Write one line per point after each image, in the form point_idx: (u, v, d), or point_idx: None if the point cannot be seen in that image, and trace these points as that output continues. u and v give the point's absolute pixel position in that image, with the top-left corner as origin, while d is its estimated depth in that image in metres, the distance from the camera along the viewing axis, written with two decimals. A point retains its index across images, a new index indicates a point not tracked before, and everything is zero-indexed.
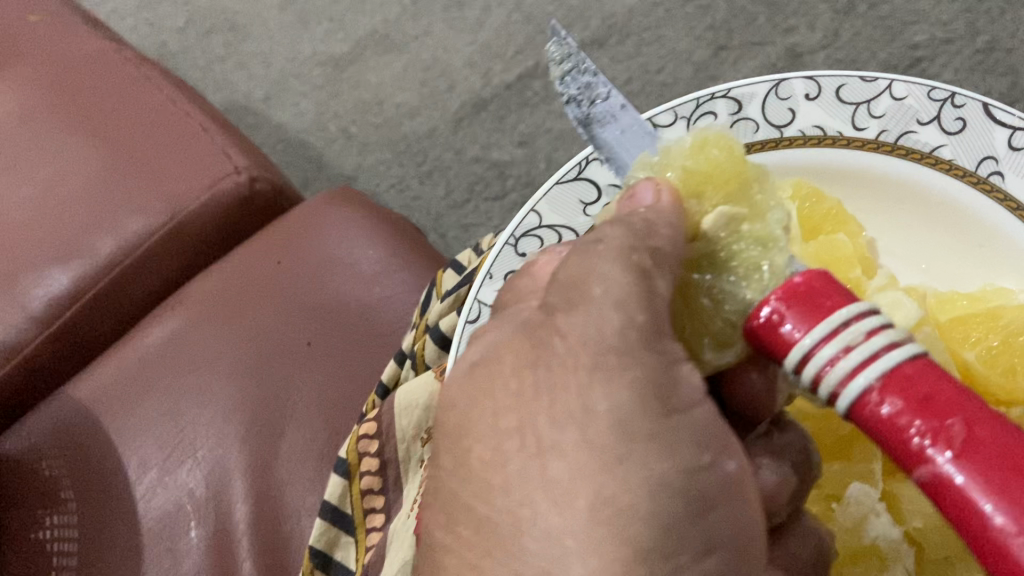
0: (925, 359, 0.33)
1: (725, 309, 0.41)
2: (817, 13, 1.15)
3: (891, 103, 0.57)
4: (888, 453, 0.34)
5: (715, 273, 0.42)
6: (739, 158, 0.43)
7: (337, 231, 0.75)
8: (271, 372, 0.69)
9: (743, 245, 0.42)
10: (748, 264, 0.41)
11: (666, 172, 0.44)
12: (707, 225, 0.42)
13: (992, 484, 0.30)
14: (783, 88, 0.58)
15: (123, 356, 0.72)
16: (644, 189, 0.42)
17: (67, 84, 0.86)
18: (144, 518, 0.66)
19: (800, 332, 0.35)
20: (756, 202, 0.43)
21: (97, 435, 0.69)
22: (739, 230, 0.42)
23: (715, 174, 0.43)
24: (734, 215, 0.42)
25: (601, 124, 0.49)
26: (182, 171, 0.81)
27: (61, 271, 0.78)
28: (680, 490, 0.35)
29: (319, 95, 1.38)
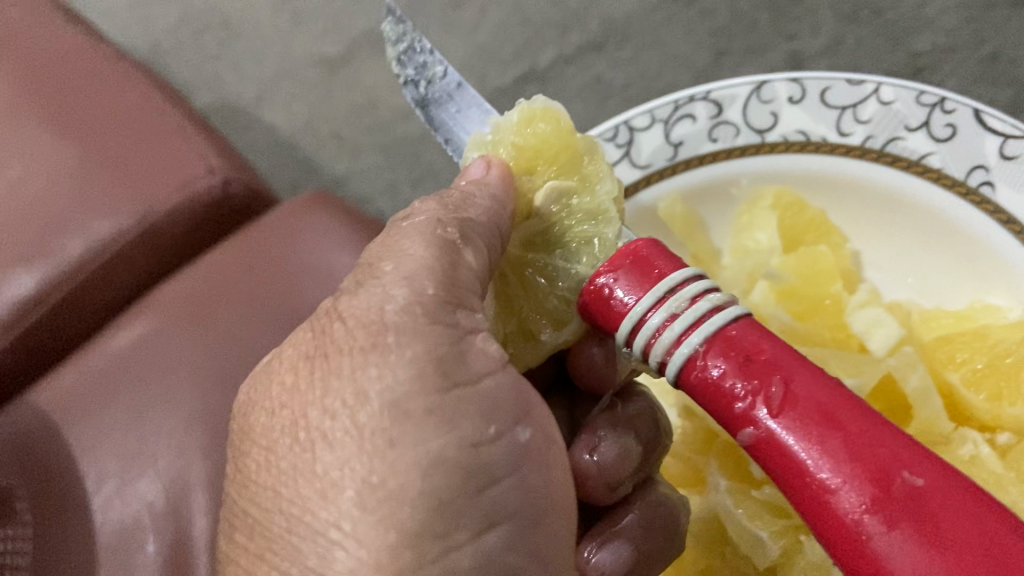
0: (745, 319, 0.38)
1: (558, 286, 0.47)
2: (819, 19, 1.13)
3: (878, 108, 0.63)
4: (711, 412, 0.38)
5: (548, 252, 0.48)
6: (565, 131, 0.48)
7: (314, 239, 0.73)
8: (238, 382, 0.67)
9: (574, 219, 0.47)
10: (579, 239, 0.47)
11: (499, 148, 0.49)
12: (538, 202, 0.48)
13: (810, 438, 0.34)
14: (767, 91, 0.66)
15: (87, 362, 0.69)
16: (473, 166, 0.48)
17: (42, 81, 0.83)
18: (100, 531, 0.63)
19: (627, 303, 0.39)
20: (584, 171, 0.48)
21: (56, 444, 0.66)
22: (569, 204, 0.48)
23: (543, 151, 0.48)
24: (561, 189, 0.48)
25: (437, 104, 0.58)
26: (156, 171, 0.79)
27: (29, 273, 0.75)
28: (462, 467, 0.39)
29: (311, 96, 1.35)
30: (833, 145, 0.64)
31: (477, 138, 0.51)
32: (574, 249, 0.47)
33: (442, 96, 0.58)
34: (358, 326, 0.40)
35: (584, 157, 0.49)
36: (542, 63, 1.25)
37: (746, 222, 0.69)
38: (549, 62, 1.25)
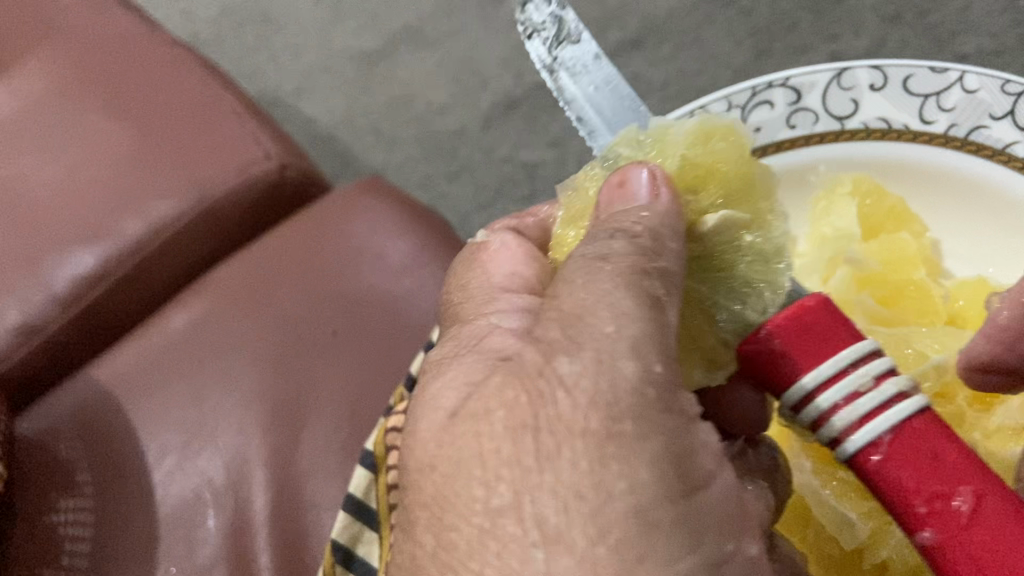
0: (930, 410, 0.37)
1: (719, 325, 0.42)
2: (862, 20, 1.13)
3: (961, 97, 0.61)
4: (875, 494, 0.38)
5: (710, 284, 0.42)
6: (744, 158, 0.43)
7: (366, 221, 0.73)
8: (296, 361, 0.68)
9: (743, 256, 0.42)
10: (749, 281, 0.41)
11: (662, 158, 0.43)
12: (708, 225, 0.41)
13: (1001, 560, 0.35)
14: (846, 79, 0.64)
15: (145, 340, 0.70)
16: (637, 174, 0.40)
17: (100, 65, 0.84)
18: (161, 505, 0.64)
19: (802, 369, 0.38)
20: (758, 206, 0.43)
21: (116, 419, 0.67)
22: (741, 239, 0.42)
23: (714, 172, 0.42)
24: (737, 220, 0.41)
25: (568, 72, 0.49)
26: (212, 155, 0.79)
27: (88, 252, 0.77)
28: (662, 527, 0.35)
29: (350, 89, 1.36)
30: (915, 132, 0.63)
31: (629, 135, 0.45)
32: (742, 288, 0.42)
33: (575, 63, 0.49)
34: (591, 406, 0.34)
35: (759, 188, 0.43)
36: None
37: (822, 209, 0.64)
38: None
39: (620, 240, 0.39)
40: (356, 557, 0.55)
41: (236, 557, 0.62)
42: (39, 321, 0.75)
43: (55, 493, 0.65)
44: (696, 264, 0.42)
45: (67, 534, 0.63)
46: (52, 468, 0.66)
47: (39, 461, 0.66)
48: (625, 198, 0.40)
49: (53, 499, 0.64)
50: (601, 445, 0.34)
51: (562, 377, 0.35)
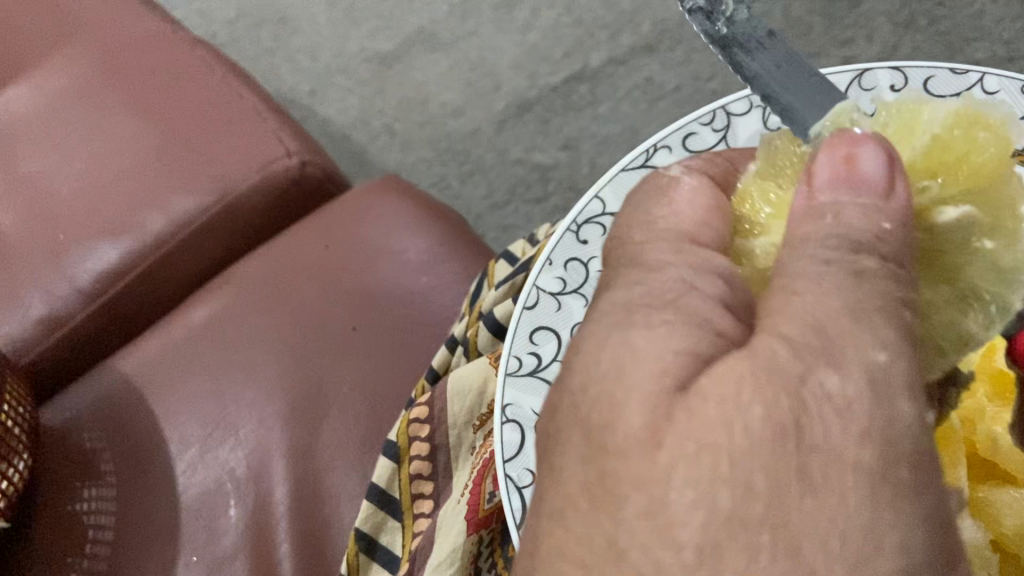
0: None
1: (957, 325, 0.34)
2: (874, 25, 1.14)
3: (983, 98, 0.50)
4: None
5: (950, 282, 0.34)
6: (1007, 150, 0.35)
7: (385, 218, 0.74)
8: (315, 356, 0.68)
9: (978, 258, 0.34)
10: (988, 269, 0.34)
11: (920, 137, 0.36)
12: (945, 221, 0.34)
13: None
14: (868, 77, 0.51)
15: (167, 333, 0.71)
16: (870, 156, 0.32)
17: (123, 64, 0.86)
18: (183, 494, 0.65)
19: None
20: (1004, 208, 0.35)
21: (139, 410, 0.68)
22: (982, 242, 0.34)
23: (965, 161, 0.35)
24: (976, 221, 0.34)
25: (743, 48, 0.38)
26: (233, 152, 0.80)
27: (111, 246, 0.78)
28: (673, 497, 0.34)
29: (364, 91, 1.37)
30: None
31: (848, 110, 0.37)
32: (975, 299, 0.34)
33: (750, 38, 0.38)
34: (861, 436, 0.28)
35: (1005, 187, 0.35)
36: (594, 62, 1.26)
37: None
38: (600, 63, 1.25)
39: (867, 256, 0.31)
40: (378, 544, 0.57)
41: (258, 547, 0.63)
42: (62, 314, 0.76)
43: (78, 482, 0.66)
44: (926, 263, 0.34)
45: (92, 522, 0.64)
46: (76, 458, 0.67)
47: (62, 451, 0.68)
48: (858, 182, 0.32)
49: (77, 488, 0.66)
50: (873, 485, 0.27)
51: (829, 393, 0.28)
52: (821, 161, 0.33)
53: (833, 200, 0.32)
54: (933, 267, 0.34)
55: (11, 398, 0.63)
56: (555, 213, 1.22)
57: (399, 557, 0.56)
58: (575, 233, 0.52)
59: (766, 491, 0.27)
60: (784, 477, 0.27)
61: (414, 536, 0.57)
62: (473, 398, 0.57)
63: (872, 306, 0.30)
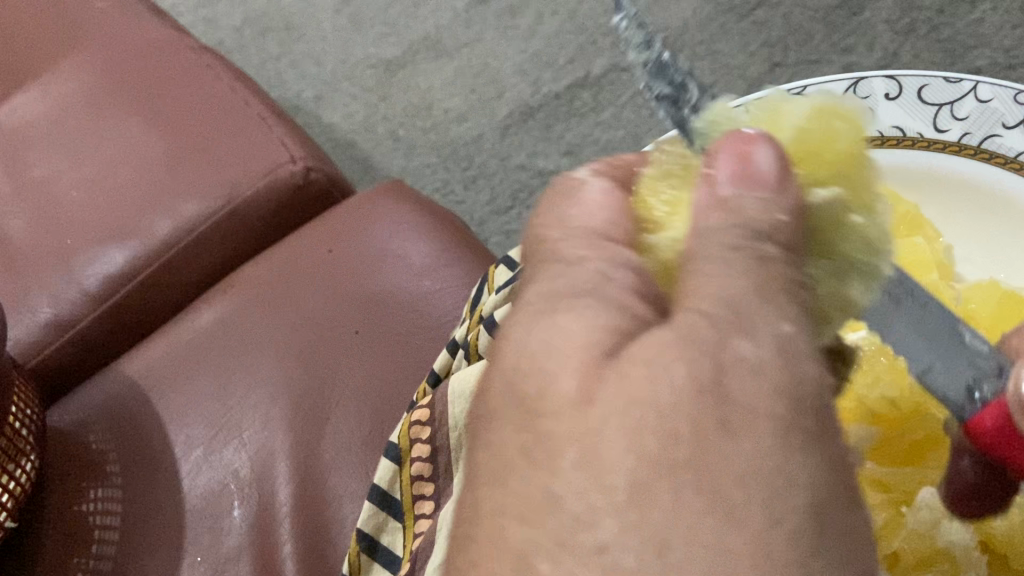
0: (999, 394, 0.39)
1: (847, 297, 0.35)
2: (875, 33, 1.14)
3: (973, 106, 0.59)
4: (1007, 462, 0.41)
5: (830, 258, 0.35)
6: (861, 134, 0.36)
7: (388, 223, 0.75)
8: (318, 359, 0.69)
9: (857, 237, 0.35)
10: (863, 244, 0.35)
11: (778, 130, 0.37)
12: (819, 204, 0.34)
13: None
14: (858, 90, 0.52)
15: (173, 336, 0.72)
16: (761, 152, 0.33)
17: (131, 70, 0.87)
18: (188, 496, 0.66)
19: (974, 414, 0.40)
20: (866, 187, 0.36)
21: (144, 412, 0.69)
22: (852, 221, 0.35)
23: (828, 146, 0.36)
24: (845, 201, 0.35)
25: (700, 120, 0.40)
26: (239, 158, 0.81)
27: (118, 250, 0.79)
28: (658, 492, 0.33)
29: (369, 97, 1.38)
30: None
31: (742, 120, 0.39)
32: (849, 269, 0.35)
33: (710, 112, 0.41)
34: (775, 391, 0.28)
35: (868, 166, 0.36)
36: (596, 69, 1.26)
37: None
38: (603, 70, 1.26)
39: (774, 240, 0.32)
40: (379, 544, 0.58)
41: (261, 547, 0.64)
42: (70, 318, 0.77)
43: (85, 483, 0.67)
44: (802, 242, 0.34)
45: (98, 522, 0.65)
46: (84, 459, 0.68)
47: (70, 452, 0.69)
48: (756, 177, 0.33)
49: (84, 489, 0.67)
50: (784, 434, 0.28)
51: (743, 358, 0.29)
52: (719, 162, 0.33)
53: (733, 194, 0.32)
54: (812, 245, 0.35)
55: (20, 400, 0.64)
56: None
57: (398, 557, 0.57)
58: None
59: (690, 438, 0.27)
60: (706, 427, 0.27)
61: (414, 536, 0.57)
62: (473, 400, 0.57)
63: (772, 292, 0.31)
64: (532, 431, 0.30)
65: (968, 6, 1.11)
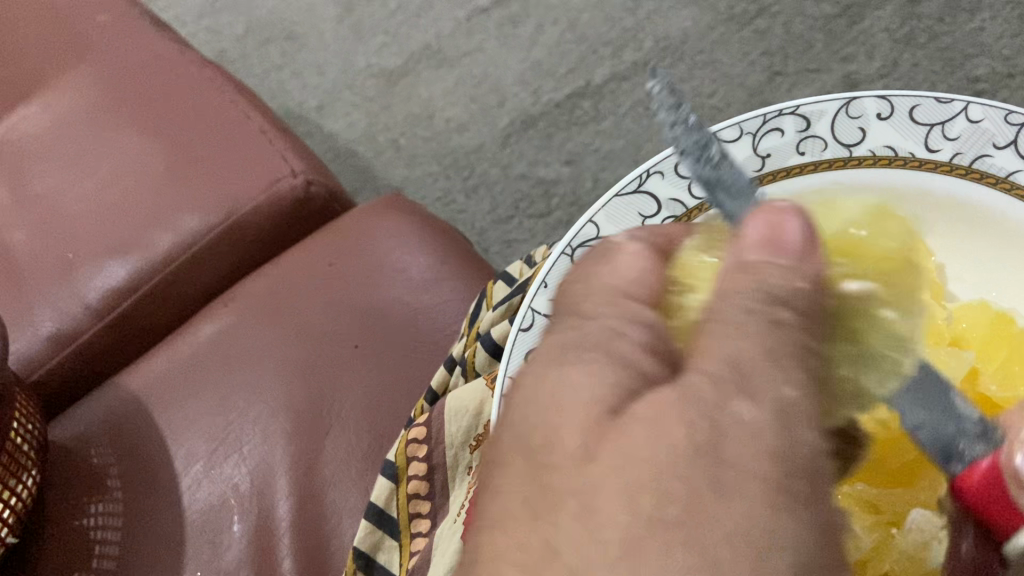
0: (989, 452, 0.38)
1: (858, 384, 0.34)
2: (875, 42, 1.14)
3: (965, 126, 0.50)
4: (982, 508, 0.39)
5: (852, 342, 0.34)
6: (903, 250, 0.38)
7: (387, 237, 0.75)
8: (319, 373, 0.70)
9: (883, 331, 0.34)
10: (889, 340, 0.34)
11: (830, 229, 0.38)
12: (850, 288, 0.34)
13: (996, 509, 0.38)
14: (855, 105, 0.52)
15: (174, 350, 0.73)
16: (793, 223, 0.32)
17: (133, 84, 0.87)
18: (188, 510, 0.66)
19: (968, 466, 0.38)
20: (906, 289, 0.36)
21: (145, 427, 0.70)
22: (880, 314, 0.35)
23: (867, 250, 0.37)
24: (875, 293, 0.35)
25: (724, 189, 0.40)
26: (240, 172, 0.82)
27: (119, 264, 0.79)
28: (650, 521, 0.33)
29: (371, 107, 1.38)
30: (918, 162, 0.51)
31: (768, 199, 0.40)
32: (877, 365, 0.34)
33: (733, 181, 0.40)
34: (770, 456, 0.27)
35: (912, 274, 0.37)
36: (597, 79, 1.27)
37: None
38: (603, 79, 1.26)
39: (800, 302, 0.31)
40: (376, 563, 0.59)
41: (261, 562, 0.65)
42: (72, 331, 0.78)
43: (86, 498, 0.67)
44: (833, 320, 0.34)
45: (99, 537, 0.66)
46: (85, 474, 0.68)
47: (71, 467, 0.69)
48: (777, 242, 0.31)
49: (85, 504, 0.67)
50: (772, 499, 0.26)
51: (741, 419, 0.27)
52: (750, 226, 0.32)
53: (756, 260, 0.31)
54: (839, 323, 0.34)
55: (21, 415, 0.65)
56: (558, 228, 1.23)
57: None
58: (570, 256, 0.53)
59: (683, 498, 0.26)
60: (700, 488, 0.26)
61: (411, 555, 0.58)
62: (469, 419, 0.58)
63: (786, 355, 0.29)
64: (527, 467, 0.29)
65: (967, 16, 1.11)
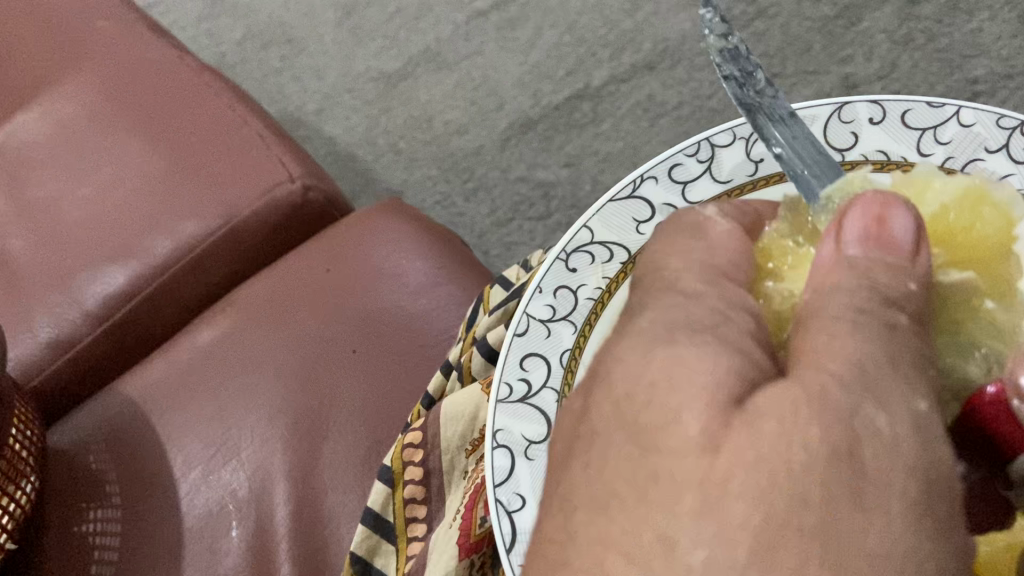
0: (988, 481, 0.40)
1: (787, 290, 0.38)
2: (873, 44, 1.14)
3: (958, 130, 0.52)
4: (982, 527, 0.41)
5: (772, 264, 0.39)
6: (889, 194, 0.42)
7: (384, 243, 0.75)
8: (316, 378, 0.70)
9: (799, 250, 0.40)
10: (801, 253, 0.40)
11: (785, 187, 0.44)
12: (768, 229, 0.41)
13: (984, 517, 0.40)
14: (847, 109, 0.53)
15: (173, 356, 0.73)
16: (899, 216, 0.35)
17: (131, 89, 0.87)
18: (187, 516, 0.66)
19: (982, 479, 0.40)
20: None
21: (143, 433, 0.70)
22: (796, 241, 0.40)
23: (836, 198, 0.42)
24: (797, 226, 0.41)
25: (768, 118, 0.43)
26: (238, 177, 0.82)
27: (118, 270, 0.79)
28: None
29: (370, 110, 1.38)
30: (909, 164, 0.51)
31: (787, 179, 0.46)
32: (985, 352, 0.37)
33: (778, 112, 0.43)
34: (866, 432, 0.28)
35: None
36: (596, 81, 1.27)
37: None
38: (602, 82, 1.27)
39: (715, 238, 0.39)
40: (372, 569, 0.58)
41: (260, 568, 0.65)
42: (71, 336, 0.78)
43: (84, 504, 0.67)
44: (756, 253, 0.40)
45: (97, 543, 0.66)
46: (83, 480, 0.69)
47: (70, 473, 0.69)
48: (886, 241, 0.35)
49: (83, 510, 0.67)
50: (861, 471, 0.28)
51: (876, 424, 0.29)
52: (848, 231, 0.35)
53: (857, 256, 0.35)
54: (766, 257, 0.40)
55: (20, 422, 0.65)
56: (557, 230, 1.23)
57: None
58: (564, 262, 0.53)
59: (811, 490, 0.27)
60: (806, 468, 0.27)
61: (407, 559, 0.59)
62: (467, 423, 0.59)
63: (866, 334, 0.31)
64: (635, 452, 0.30)
65: (964, 17, 1.11)
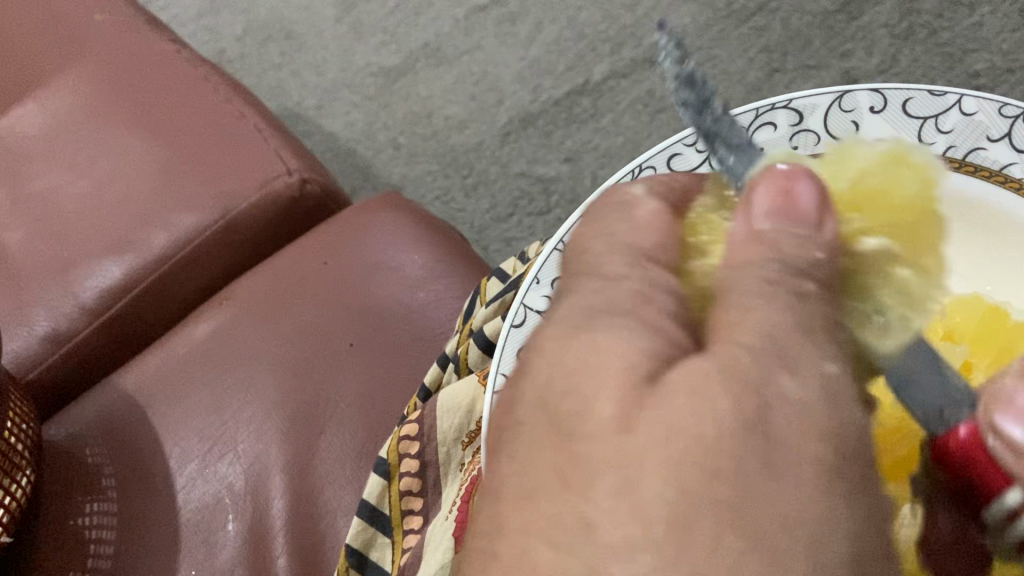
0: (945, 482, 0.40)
1: (884, 340, 0.34)
2: (874, 38, 1.14)
3: (959, 119, 0.51)
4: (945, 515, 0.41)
5: (862, 296, 0.34)
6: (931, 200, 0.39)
7: (382, 236, 0.75)
8: (314, 372, 0.69)
9: (890, 286, 0.35)
10: (891, 283, 0.35)
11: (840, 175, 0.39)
12: (862, 243, 0.36)
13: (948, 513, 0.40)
14: (847, 99, 0.53)
15: (170, 349, 0.73)
16: (804, 188, 0.33)
17: (128, 82, 0.87)
18: (182, 509, 0.66)
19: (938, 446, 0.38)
20: (927, 255, 0.37)
21: (140, 426, 0.70)
22: (889, 273, 0.35)
23: (888, 198, 0.38)
24: (891, 249, 0.36)
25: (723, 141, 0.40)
26: (235, 170, 0.82)
27: (114, 262, 0.79)
28: None
29: (370, 105, 1.38)
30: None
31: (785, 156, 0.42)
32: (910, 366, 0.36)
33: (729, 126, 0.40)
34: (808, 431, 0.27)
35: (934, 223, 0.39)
36: (596, 76, 1.26)
37: None
38: (602, 76, 1.26)
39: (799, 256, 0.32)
40: (368, 560, 0.58)
41: (255, 562, 0.64)
42: (68, 330, 0.78)
43: (80, 497, 0.67)
44: (846, 276, 0.34)
45: (93, 536, 0.65)
46: (79, 473, 0.68)
47: (66, 466, 0.69)
48: (794, 212, 0.33)
49: (79, 503, 0.67)
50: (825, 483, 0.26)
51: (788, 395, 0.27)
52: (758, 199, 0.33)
53: (767, 228, 0.33)
54: (851, 281, 0.34)
55: (15, 414, 0.65)
56: (557, 226, 1.23)
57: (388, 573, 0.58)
58: (561, 253, 0.53)
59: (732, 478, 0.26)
60: (751, 470, 0.26)
61: (403, 552, 0.58)
62: (463, 416, 0.58)
63: (818, 328, 0.30)
64: (554, 439, 0.29)
65: (966, 10, 1.11)
